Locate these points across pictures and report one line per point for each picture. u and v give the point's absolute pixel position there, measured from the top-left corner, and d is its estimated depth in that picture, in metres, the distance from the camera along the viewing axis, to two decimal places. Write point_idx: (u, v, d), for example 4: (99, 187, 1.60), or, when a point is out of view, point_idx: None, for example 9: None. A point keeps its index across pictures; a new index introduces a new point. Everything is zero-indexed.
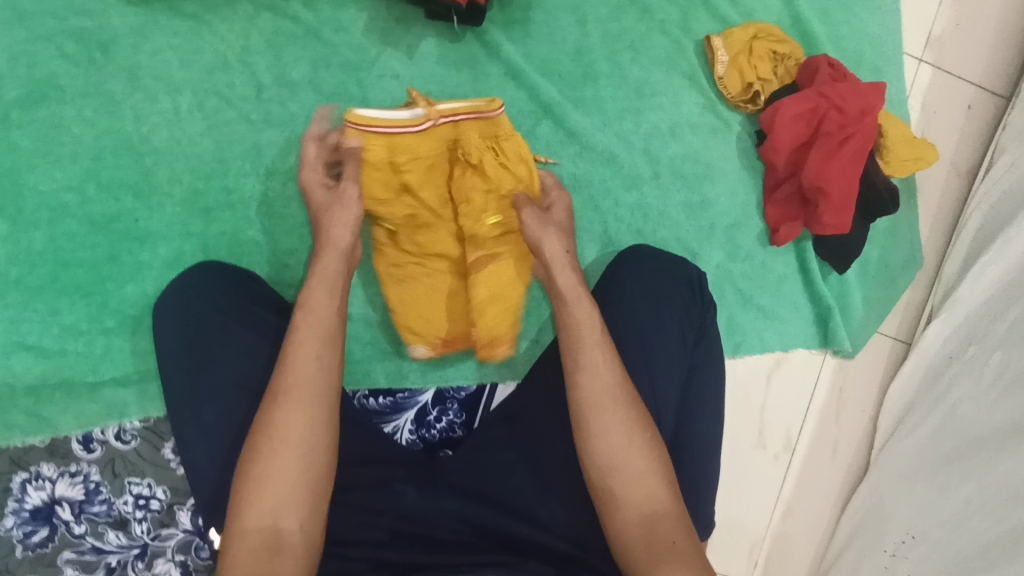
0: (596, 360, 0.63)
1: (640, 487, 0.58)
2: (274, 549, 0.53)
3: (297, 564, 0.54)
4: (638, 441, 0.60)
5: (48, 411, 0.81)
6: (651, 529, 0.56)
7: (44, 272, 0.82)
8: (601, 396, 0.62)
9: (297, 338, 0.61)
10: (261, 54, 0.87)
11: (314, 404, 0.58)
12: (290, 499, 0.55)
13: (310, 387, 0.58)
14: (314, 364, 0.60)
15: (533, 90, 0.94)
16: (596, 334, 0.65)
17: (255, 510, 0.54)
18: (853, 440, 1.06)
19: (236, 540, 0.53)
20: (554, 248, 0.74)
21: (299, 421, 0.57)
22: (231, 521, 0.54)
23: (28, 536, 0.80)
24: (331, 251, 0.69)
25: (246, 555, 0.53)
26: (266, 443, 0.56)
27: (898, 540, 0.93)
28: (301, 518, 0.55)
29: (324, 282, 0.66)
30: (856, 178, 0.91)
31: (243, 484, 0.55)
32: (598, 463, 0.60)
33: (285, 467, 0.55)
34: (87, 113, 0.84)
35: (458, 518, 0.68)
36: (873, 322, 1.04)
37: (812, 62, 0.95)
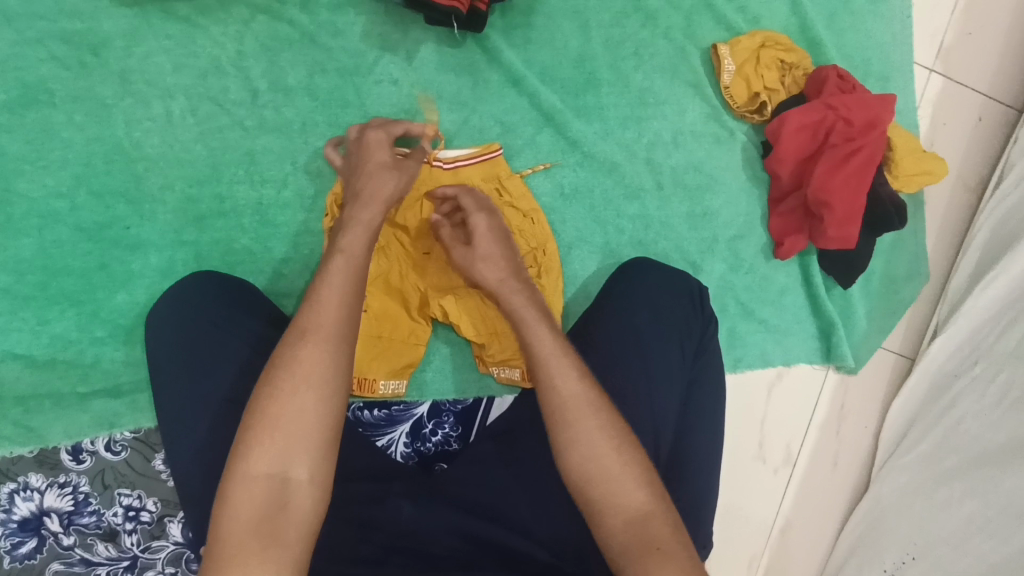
0: (555, 370, 0.60)
1: (621, 491, 0.56)
2: (280, 501, 0.50)
3: (304, 517, 0.51)
4: (614, 444, 0.57)
5: (36, 422, 0.79)
6: (636, 534, 0.54)
7: (34, 280, 0.81)
8: (567, 408, 0.59)
9: (325, 280, 0.59)
10: (256, 59, 0.86)
11: (337, 343, 0.56)
12: (299, 445, 0.52)
13: (331, 329, 0.56)
14: (339, 305, 0.57)
15: (534, 97, 0.92)
16: (552, 345, 0.62)
17: (262, 453, 0.51)
18: (854, 455, 1.04)
19: (237, 487, 0.50)
20: (497, 272, 0.71)
21: (319, 363, 0.54)
22: (233, 467, 0.51)
23: (16, 547, 0.79)
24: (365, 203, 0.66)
25: (251, 501, 0.50)
26: (284, 379, 0.53)
27: (898, 559, 0.92)
28: (311, 467, 0.52)
29: (364, 230, 0.64)
30: (863, 193, 0.89)
31: (252, 425, 0.52)
32: (576, 473, 0.57)
33: (299, 408, 0.52)
34: (77, 118, 0.82)
35: (455, 533, 0.64)
36: (877, 336, 1.02)
37: (821, 72, 0.93)
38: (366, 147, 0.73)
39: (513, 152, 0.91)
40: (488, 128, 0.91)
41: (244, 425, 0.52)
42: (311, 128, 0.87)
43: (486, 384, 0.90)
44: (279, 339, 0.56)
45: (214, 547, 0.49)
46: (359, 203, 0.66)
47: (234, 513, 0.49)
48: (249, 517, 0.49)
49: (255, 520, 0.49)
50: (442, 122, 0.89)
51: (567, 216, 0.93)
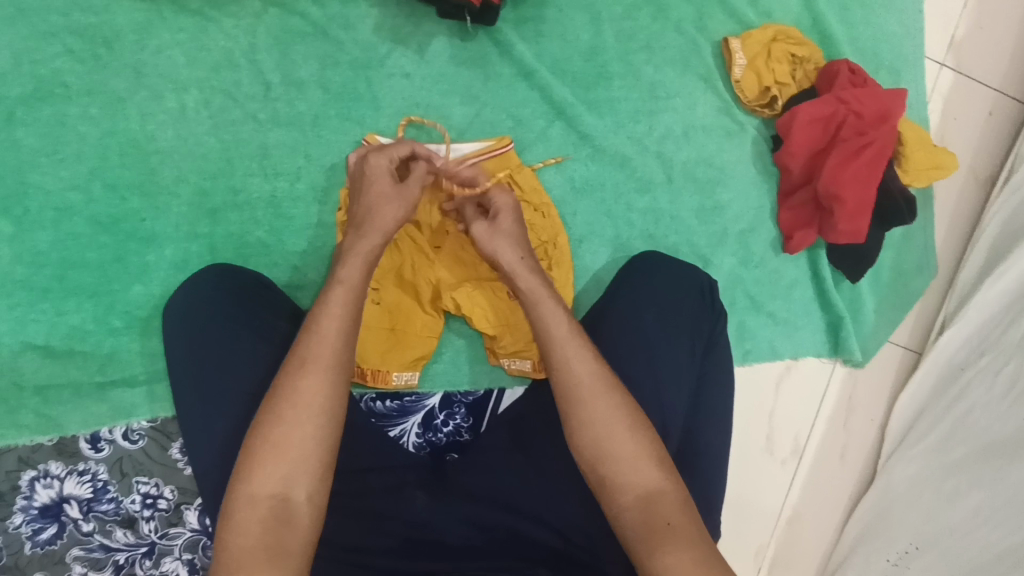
0: (571, 355, 0.62)
1: (634, 469, 0.57)
2: (282, 520, 0.52)
3: (306, 534, 0.52)
4: (626, 423, 0.59)
5: (56, 411, 0.81)
6: (649, 509, 0.55)
7: (51, 272, 0.82)
8: (582, 388, 0.60)
9: (326, 309, 0.61)
10: (268, 52, 0.86)
11: (336, 372, 0.57)
12: (301, 467, 0.53)
13: (329, 358, 0.58)
14: (338, 334, 0.59)
15: (545, 91, 0.92)
16: (566, 330, 0.64)
17: (263, 475, 0.53)
18: (860, 446, 1.05)
19: (242, 506, 0.52)
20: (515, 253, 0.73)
21: (318, 390, 0.56)
22: (236, 486, 0.53)
23: (37, 533, 0.80)
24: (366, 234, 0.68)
25: (253, 521, 0.51)
26: (284, 407, 0.55)
27: (903, 550, 0.93)
28: (311, 489, 0.53)
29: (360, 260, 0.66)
30: (873, 185, 0.89)
31: (255, 448, 0.54)
32: (588, 450, 0.59)
33: (299, 434, 0.54)
34: (92, 111, 0.82)
35: (468, 524, 0.65)
36: (886, 330, 1.03)
37: (833, 66, 0.93)
38: (367, 175, 0.73)
39: (524, 145, 0.92)
40: (500, 121, 0.91)
41: (247, 448, 0.54)
42: (323, 121, 0.87)
43: (497, 376, 0.91)
44: (280, 367, 0.58)
45: (219, 564, 0.50)
46: (359, 233, 0.68)
47: (236, 534, 0.51)
48: (252, 534, 0.50)
49: (258, 537, 0.50)
50: (454, 116, 0.90)
51: (578, 209, 0.93)
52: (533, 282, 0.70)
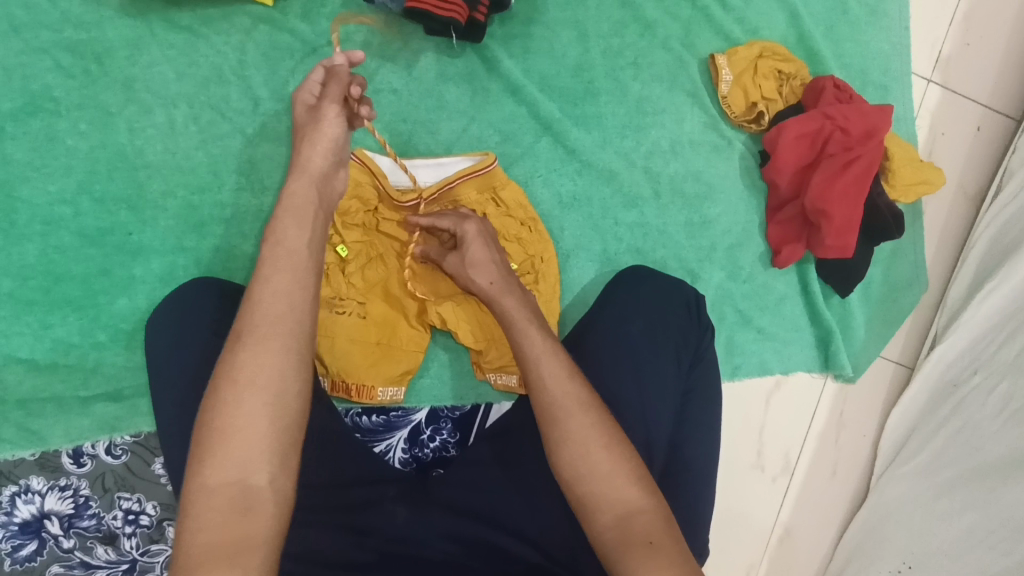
0: (546, 375, 0.60)
1: (612, 488, 0.56)
2: (243, 509, 0.47)
3: (271, 518, 0.48)
4: (603, 443, 0.57)
5: (38, 426, 0.80)
6: (629, 528, 0.54)
7: (37, 285, 0.82)
8: (556, 407, 0.58)
9: (264, 270, 0.54)
10: (257, 67, 0.87)
11: (283, 339, 0.51)
12: (256, 448, 0.49)
13: (276, 325, 0.52)
14: (280, 298, 0.53)
15: (532, 106, 0.92)
16: (545, 345, 0.62)
17: (217, 461, 0.48)
18: (852, 463, 1.04)
19: (197, 498, 0.47)
20: (486, 276, 0.69)
21: (269, 363, 0.50)
22: (190, 478, 0.48)
23: (17, 549, 0.79)
24: (302, 173, 0.62)
25: (212, 515, 0.47)
26: (232, 385, 0.49)
27: (893, 569, 0.92)
28: (273, 470, 0.49)
29: (293, 210, 0.59)
30: (861, 201, 0.89)
31: (204, 433, 0.49)
32: (567, 469, 0.57)
33: (251, 411, 0.49)
34: (81, 125, 0.83)
35: (449, 539, 0.64)
36: (876, 345, 1.02)
37: (818, 83, 0.94)
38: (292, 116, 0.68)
39: (512, 159, 0.92)
40: (488, 137, 0.91)
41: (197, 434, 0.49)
42: None
43: (483, 391, 0.90)
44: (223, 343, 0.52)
45: (179, 560, 0.46)
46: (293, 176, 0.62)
47: (196, 528, 0.47)
48: (212, 526, 0.46)
49: (220, 530, 0.46)
50: (441, 131, 0.90)
51: (565, 223, 0.93)
52: (512, 300, 0.67)
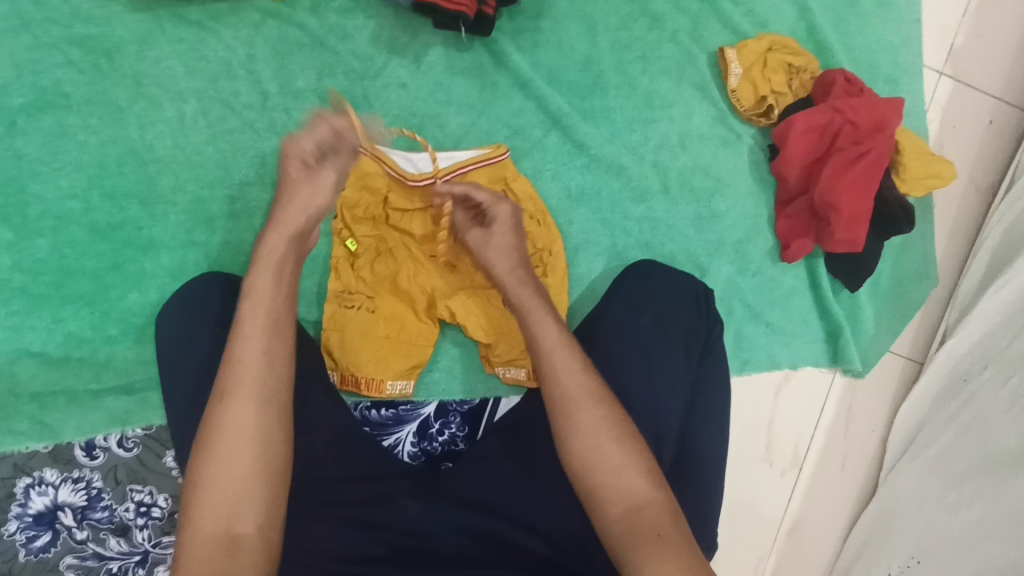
0: (558, 366, 0.61)
1: (621, 480, 0.56)
2: (229, 556, 0.48)
3: (255, 566, 0.49)
4: (613, 434, 0.58)
5: (51, 418, 0.81)
6: (637, 519, 0.54)
7: (49, 279, 0.82)
8: (568, 398, 0.60)
9: (242, 327, 0.57)
10: (266, 62, 0.87)
11: (263, 393, 0.54)
12: (242, 498, 0.51)
13: (255, 378, 0.54)
14: (259, 353, 0.55)
15: (541, 100, 0.92)
16: (557, 339, 0.63)
17: (204, 511, 0.50)
18: (861, 458, 1.04)
19: (187, 549, 0.49)
20: (507, 263, 0.72)
21: (251, 415, 0.53)
22: (181, 529, 0.50)
23: (31, 540, 0.80)
24: (276, 231, 0.63)
25: (199, 563, 0.48)
26: (219, 438, 0.52)
27: (903, 563, 0.92)
28: (259, 518, 0.51)
29: (267, 267, 0.60)
30: (869, 194, 0.89)
31: (192, 486, 0.51)
32: (576, 461, 0.58)
33: (236, 462, 0.51)
34: (92, 120, 0.83)
35: (459, 531, 0.65)
36: (885, 339, 1.02)
37: (828, 76, 0.93)
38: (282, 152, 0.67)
39: (520, 154, 0.92)
40: (496, 131, 0.91)
41: (186, 489, 0.51)
42: None
43: (492, 385, 0.90)
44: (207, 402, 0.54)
45: None
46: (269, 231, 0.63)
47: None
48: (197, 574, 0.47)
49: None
50: (449, 125, 0.90)
51: (574, 218, 0.93)
52: (527, 292, 0.69)
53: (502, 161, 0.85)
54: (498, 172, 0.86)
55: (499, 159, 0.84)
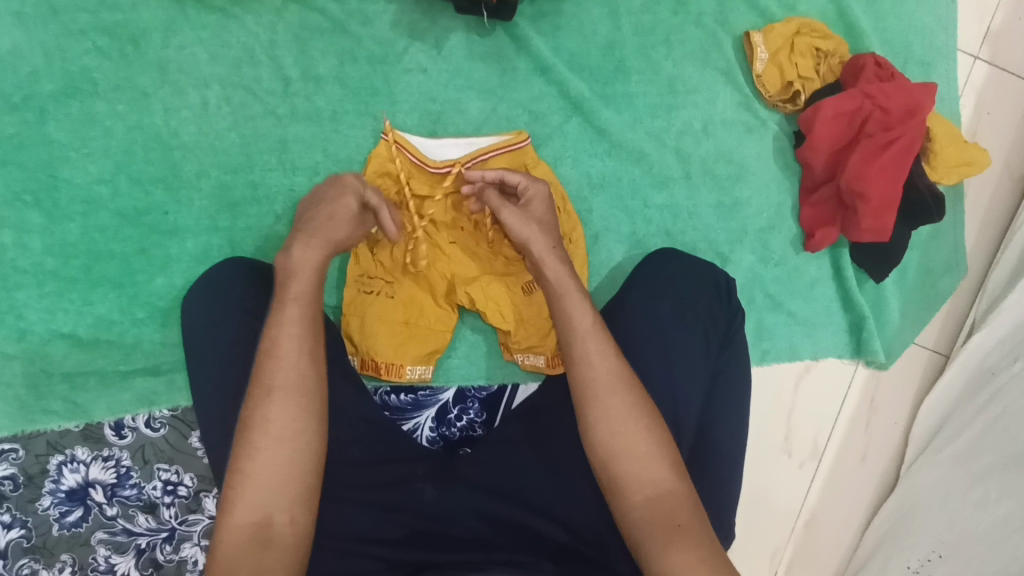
0: (592, 351, 0.61)
1: (644, 468, 0.57)
2: (265, 545, 0.52)
3: (289, 553, 0.53)
4: (641, 423, 0.58)
5: (82, 398, 0.83)
6: (659, 509, 0.55)
7: (78, 263, 0.84)
8: (598, 385, 0.60)
9: (281, 329, 0.60)
10: (287, 48, 0.87)
11: (298, 395, 0.57)
12: (277, 490, 0.54)
13: (292, 381, 0.57)
14: (297, 356, 0.58)
15: (562, 86, 0.91)
16: (591, 324, 0.63)
17: (241, 502, 0.53)
18: (882, 450, 1.03)
19: (225, 535, 0.52)
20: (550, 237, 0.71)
21: (287, 416, 0.56)
22: (219, 517, 0.54)
23: (64, 516, 0.82)
24: (314, 239, 0.65)
25: (237, 550, 0.52)
26: (256, 436, 0.55)
27: (923, 557, 0.92)
28: (292, 511, 0.54)
29: (308, 272, 0.63)
30: (899, 182, 0.87)
31: (230, 478, 0.54)
32: (600, 448, 0.58)
33: (272, 459, 0.55)
34: (119, 107, 0.85)
35: (477, 516, 0.65)
36: (911, 330, 1.00)
37: (858, 60, 0.91)
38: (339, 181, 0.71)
39: (540, 140, 0.91)
40: (516, 117, 0.91)
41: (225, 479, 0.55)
42: (341, 116, 0.88)
43: (510, 371, 0.91)
44: (244, 397, 0.58)
45: None
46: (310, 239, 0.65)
47: (221, 562, 0.52)
48: (233, 559, 0.51)
49: (243, 564, 0.51)
50: (470, 111, 0.90)
51: (594, 205, 0.92)
52: (562, 271, 0.68)
53: (522, 148, 0.86)
54: (518, 158, 0.86)
55: (519, 146, 0.85)
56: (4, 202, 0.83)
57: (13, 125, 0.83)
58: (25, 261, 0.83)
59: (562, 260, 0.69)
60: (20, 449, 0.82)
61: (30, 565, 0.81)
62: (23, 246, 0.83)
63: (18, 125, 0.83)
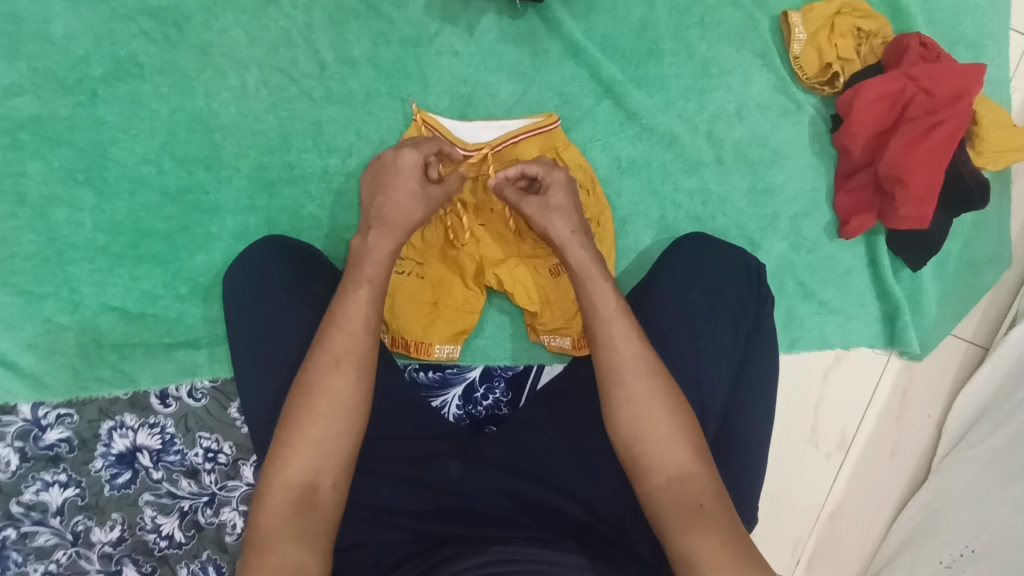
0: (617, 335, 0.62)
1: (666, 452, 0.57)
2: (308, 505, 0.55)
3: (330, 516, 0.56)
4: (666, 407, 0.59)
5: (130, 367, 0.88)
6: (682, 491, 0.56)
7: (126, 240, 0.88)
8: (624, 368, 0.61)
9: (351, 307, 0.64)
10: (323, 31, 0.89)
11: (363, 371, 0.61)
12: (327, 456, 0.57)
13: (358, 356, 0.62)
14: (365, 335, 0.63)
15: (593, 68, 0.91)
16: (616, 308, 0.64)
17: (296, 463, 0.57)
18: (913, 444, 1.01)
19: (275, 492, 0.55)
20: (569, 225, 0.72)
21: (349, 388, 0.60)
22: (269, 474, 0.57)
23: (114, 477, 0.87)
24: (384, 227, 0.69)
25: (285, 506, 0.55)
26: (318, 402, 0.59)
27: (956, 552, 0.92)
28: (337, 478, 0.57)
29: (380, 254, 0.68)
30: (941, 169, 0.84)
31: (285, 439, 0.58)
32: (624, 430, 0.59)
33: (329, 427, 0.58)
34: (163, 89, 0.88)
35: (501, 494, 0.67)
36: (948, 321, 0.98)
37: (902, 41, 0.88)
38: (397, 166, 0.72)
39: (571, 123, 0.91)
40: (547, 99, 0.91)
41: (277, 440, 0.58)
42: (374, 98, 0.90)
43: (536, 353, 0.92)
44: (307, 364, 0.61)
45: (251, 544, 0.54)
46: (383, 229, 0.69)
47: (267, 518, 0.54)
48: (280, 515, 0.54)
49: (289, 520, 0.54)
50: (501, 93, 0.90)
51: (623, 188, 0.92)
52: (587, 257, 0.69)
53: (554, 131, 0.86)
54: (550, 141, 0.86)
55: (551, 128, 0.85)
56: (58, 181, 0.87)
57: (66, 107, 0.87)
58: (77, 237, 0.88)
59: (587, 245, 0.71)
60: (74, 414, 0.87)
61: (84, 522, 0.87)
62: (75, 223, 0.87)
63: (70, 107, 0.87)
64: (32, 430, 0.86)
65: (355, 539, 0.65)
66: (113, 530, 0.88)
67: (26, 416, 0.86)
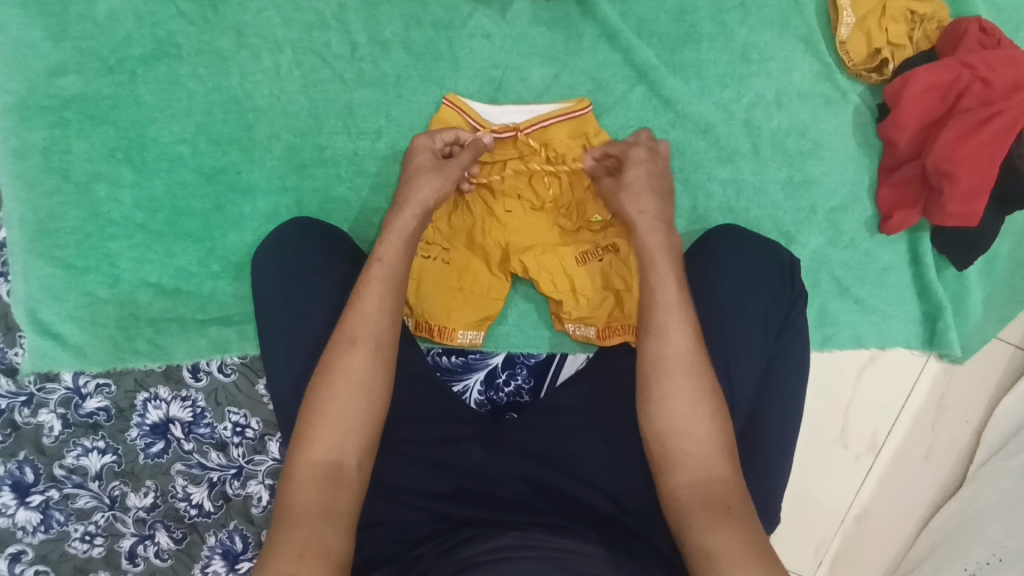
0: (672, 326, 0.62)
1: (702, 450, 0.57)
2: (336, 483, 0.56)
3: (354, 496, 0.57)
4: (709, 408, 0.58)
5: (165, 342, 0.90)
6: (711, 492, 0.55)
7: (163, 217, 0.91)
8: (675, 360, 0.60)
9: (363, 288, 0.65)
10: (356, 13, 0.89)
11: (380, 351, 0.62)
12: (349, 435, 0.58)
13: (374, 335, 0.63)
14: (380, 314, 0.64)
15: (627, 53, 0.89)
16: (677, 299, 0.64)
17: (319, 442, 0.58)
18: (948, 450, 0.97)
19: (298, 469, 0.56)
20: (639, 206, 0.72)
21: (368, 368, 0.61)
22: (294, 453, 0.58)
23: (148, 446, 0.91)
24: (408, 204, 0.72)
25: (310, 484, 0.56)
26: (337, 381, 0.60)
27: (981, 560, 0.90)
28: (361, 457, 0.58)
29: (398, 235, 0.70)
30: (994, 166, 0.80)
31: (310, 419, 0.59)
32: (659, 423, 0.59)
33: (351, 406, 0.59)
34: (199, 70, 0.89)
35: (523, 481, 0.67)
36: (995, 325, 0.94)
37: (960, 25, 0.83)
38: (411, 152, 0.79)
39: (603, 109, 0.89)
40: (580, 85, 0.89)
41: (302, 421, 0.59)
42: (405, 82, 0.89)
43: (561, 341, 0.91)
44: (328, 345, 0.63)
45: (277, 518, 0.55)
46: (397, 209, 0.72)
47: (294, 494, 0.55)
48: (307, 493, 0.55)
49: (315, 497, 0.55)
50: (533, 78, 0.89)
51: None
52: (662, 246, 0.68)
53: (586, 116, 0.85)
54: (581, 126, 0.85)
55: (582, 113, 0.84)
56: (101, 158, 0.90)
57: (108, 87, 0.89)
58: (118, 213, 0.90)
59: (661, 230, 0.70)
60: (112, 383, 0.90)
61: (120, 487, 0.91)
62: (116, 199, 0.90)
63: (112, 86, 0.89)
64: (74, 398, 0.90)
65: (376, 516, 0.66)
66: (147, 496, 0.91)
67: (68, 383, 0.90)
